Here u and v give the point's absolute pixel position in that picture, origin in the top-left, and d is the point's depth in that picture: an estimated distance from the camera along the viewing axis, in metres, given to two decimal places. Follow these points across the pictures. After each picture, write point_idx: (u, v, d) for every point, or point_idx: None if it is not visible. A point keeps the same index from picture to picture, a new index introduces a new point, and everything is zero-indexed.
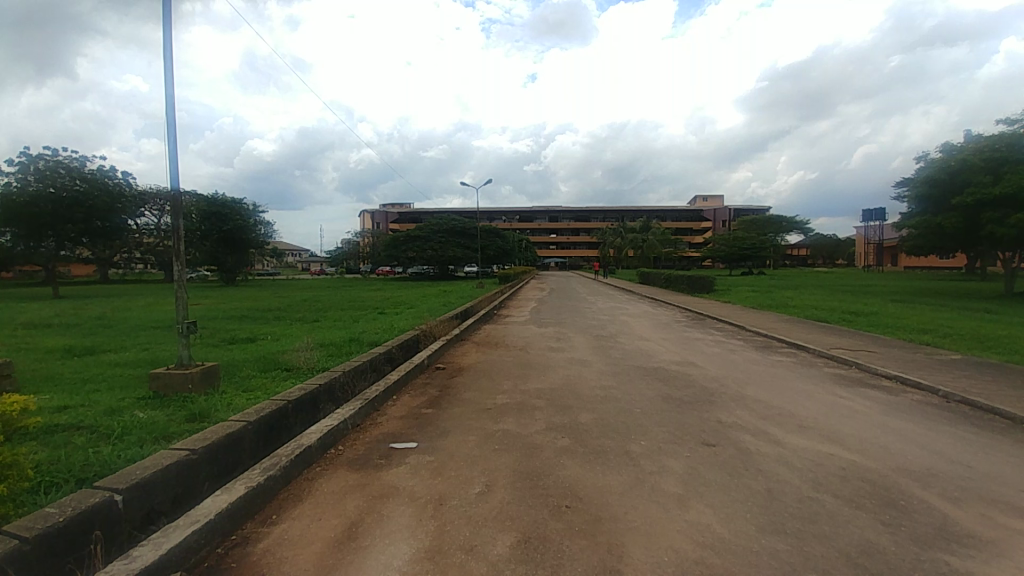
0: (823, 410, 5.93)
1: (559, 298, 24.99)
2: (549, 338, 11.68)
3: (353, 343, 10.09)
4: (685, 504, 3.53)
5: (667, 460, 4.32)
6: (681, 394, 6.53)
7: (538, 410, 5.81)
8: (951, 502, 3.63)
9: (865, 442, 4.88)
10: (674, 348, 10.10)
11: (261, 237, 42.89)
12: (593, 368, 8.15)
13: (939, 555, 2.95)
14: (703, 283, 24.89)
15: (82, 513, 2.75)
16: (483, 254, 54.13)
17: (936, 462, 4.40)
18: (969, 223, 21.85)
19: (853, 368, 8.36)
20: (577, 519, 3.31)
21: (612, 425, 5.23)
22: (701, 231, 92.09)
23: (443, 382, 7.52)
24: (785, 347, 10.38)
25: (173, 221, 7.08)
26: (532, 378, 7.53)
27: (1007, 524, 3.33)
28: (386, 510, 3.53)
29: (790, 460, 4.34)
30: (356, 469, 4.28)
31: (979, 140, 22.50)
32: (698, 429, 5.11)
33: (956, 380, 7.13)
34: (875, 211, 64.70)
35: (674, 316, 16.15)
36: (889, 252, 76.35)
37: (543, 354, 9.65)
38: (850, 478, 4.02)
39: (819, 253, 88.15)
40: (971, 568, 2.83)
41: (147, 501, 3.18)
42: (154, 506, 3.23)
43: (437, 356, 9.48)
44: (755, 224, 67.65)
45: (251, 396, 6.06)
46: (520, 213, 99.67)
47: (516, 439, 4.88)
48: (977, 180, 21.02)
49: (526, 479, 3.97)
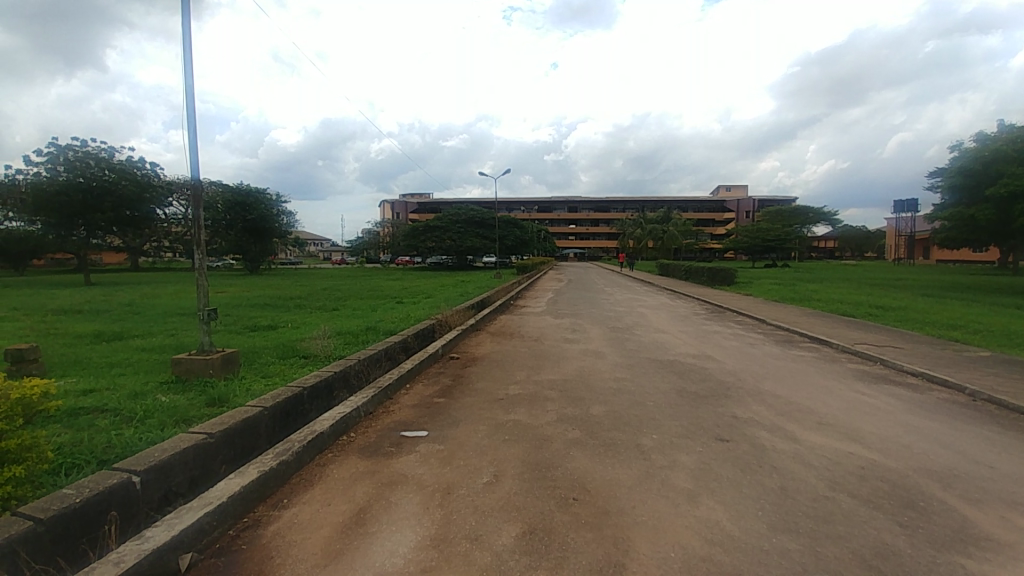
0: (844, 407, 5.76)
1: (576, 289, 24.73)
2: (564, 329, 11.63)
3: (369, 331, 10.22)
4: (694, 500, 3.47)
5: (678, 455, 4.25)
6: (696, 387, 6.42)
7: (549, 401, 5.79)
8: (974, 504, 3.49)
9: (886, 440, 4.73)
10: (691, 341, 9.94)
11: (283, 227, 43.64)
12: (608, 360, 8.10)
13: (962, 561, 2.82)
14: (723, 275, 24.42)
15: (102, 494, 2.84)
16: (501, 245, 54.11)
17: (959, 462, 4.24)
18: (1001, 215, 20.78)
19: (876, 363, 8.13)
20: (583, 512, 3.29)
21: (624, 418, 5.18)
22: (724, 222, 90.37)
23: (456, 372, 7.55)
24: (806, 342, 10.14)
25: (194, 210, 7.21)
26: (545, 369, 7.50)
27: None
28: (394, 497, 3.56)
29: (805, 458, 4.23)
30: (367, 456, 4.33)
31: (1018, 127, 21.38)
32: (712, 424, 5.03)
33: (988, 377, 6.84)
34: (906, 202, 62.47)
35: (693, 309, 15.89)
36: (921, 244, 73.72)
37: (557, 344, 9.61)
38: (868, 477, 3.90)
39: (846, 245, 85.64)
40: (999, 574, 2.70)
41: (164, 483, 3.27)
42: (171, 488, 3.33)
43: (452, 345, 9.54)
44: (779, 215, 65.93)
45: (269, 382, 6.19)
46: (539, 203, 98.99)
47: (526, 430, 4.87)
48: (1009, 170, 19.98)
49: (534, 470, 3.95)
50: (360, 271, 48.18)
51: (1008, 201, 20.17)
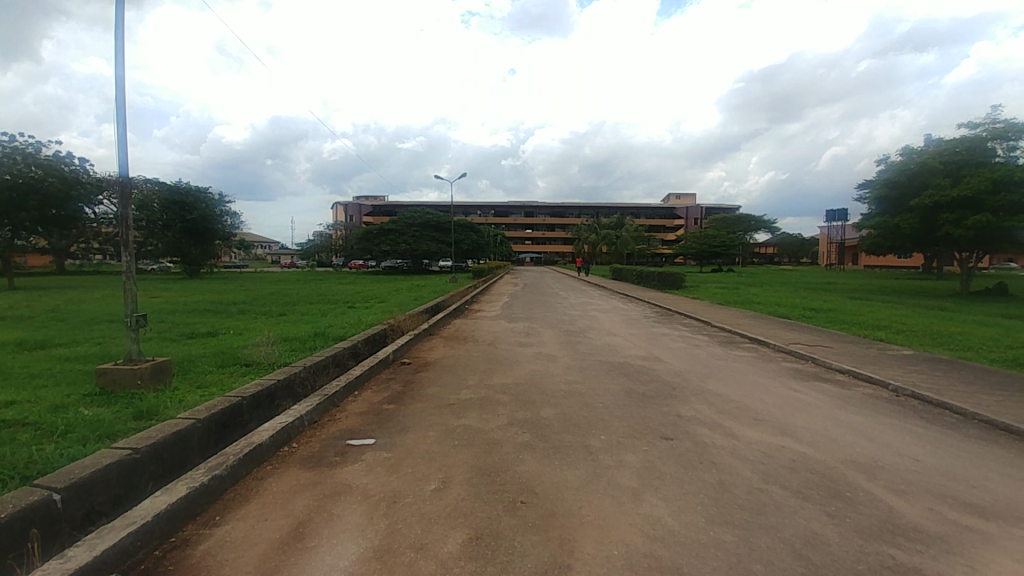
0: (779, 403, 6.09)
1: (531, 293, 24.92)
2: (518, 333, 11.66)
3: (317, 337, 9.87)
4: (639, 498, 3.56)
5: (625, 455, 4.34)
6: (643, 388, 6.61)
7: (500, 405, 5.79)
8: (896, 494, 3.76)
9: (815, 434, 5.04)
10: (640, 343, 10.23)
11: (227, 228, 41.52)
12: (560, 363, 8.19)
13: (885, 548, 3.02)
14: (672, 279, 25.34)
15: (18, 513, 2.61)
16: (458, 249, 53.81)
17: (881, 454, 4.58)
18: (926, 224, 22.76)
19: (808, 362, 8.67)
20: (530, 515, 3.30)
21: (573, 420, 5.25)
22: (673, 228, 93.95)
23: (407, 377, 7.41)
24: (747, 342, 10.67)
25: (123, 209, 6.69)
26: (497, 373, 7.48)
27: (948, 515, 3.47)
28: (337, 509, 3.44)
29: (742, 453, 4.44)
30: (309, 467, 4.16)
31: (938, 145, 23.56)
32: (657, 423, 5.18)
33: (906, 374, 7.44)
34: (836, 212, 67.19)
35: (643, 312, 16.35)
36: (850, 251, 79.43)
37: (511, 348, 9.63)
38: (799, 469, 4.14)
39: (784, 252, 91.03)
40: (916, 560, 2.91)
41: (88, 501, 3.03)
42: (95, 506, 3.08)
43: (404, 350, 9.35)
44: (725, 223, 69.11)
45: (204, 393, 5.82)
46: (496, 208, 99.22)
47: (476, 435, 4.84)
48: (937, 182, 21.95)
49: (483, 475, 3.93)
50: (310, 275, 46.50)
51: (933, 211, 22.10)
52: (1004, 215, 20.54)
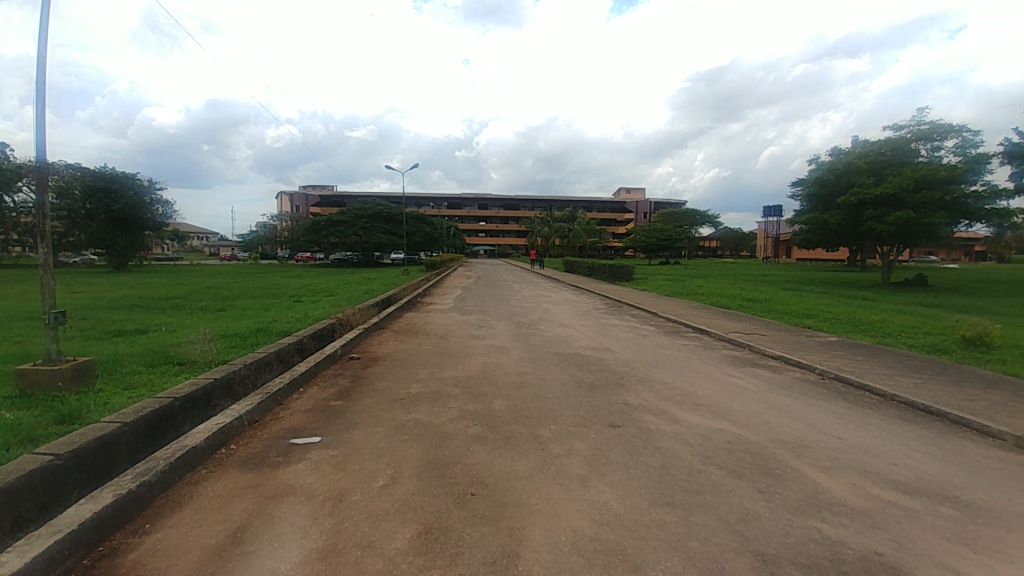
0: (719, 388, 6.43)
1: (485, 286, 24.90)
2: (470, 325, 11.63)
3: (259, 333, 9.42)
4: (586, 484, 3.65)
5: (574, 443, 4.44)
6: (593, 378, 6.78)
7: (452, 399, 5.75)
8: (821, 471, 4.06)
9: (750, 417, 5.36)
10: (590, 334, 10.46)
11: (160, 218, 38.70)
12: (512, 355, 8.25)
13: (811, 521, 3.27)
14: (622, 271, 26.06)
15: None
16: (410, 241, 52.85)
17: (809, 434, 4.92)
18: (852, 219, 24.57)
19: (745, 349, 9.19)
20: (481, 506, 3.31)
21: (524, 411, 5.30)
22: (623, 222, 96.52)
23: (356, 372, 7.23)
24: (690, 332, 11.16)
25: (40, 197, 6.08)
26: (449, 366, 7.43)
27: (867, 490, 3.77)
28: (278, 511, 3.30)
29: (684, 437, 4.65)
30: (249, 469, 3.97)
31: (862, 146, 25.46)
32: (605, 411, 5.33)
33: (831, 359, 8.05)
34: (772, 208, 71.28)
35: (593, 304, 16.73)
36: (784, 245, 84.58)
37: (463, 341, 9.60)
38: (734, 450, 4.39)
39: (725, 245, 95.71)
40: (837, 531, 3.17)
41: (5, 510, 2.79)
42: (15, 515, 2.84)
43: (353, 345, 9.11)
44: (672, 217, 71.67)
45: (134, 394, 5.42)
46: (449, 200, 98.10)
47: (426, 429, 4.79)
48: (861, 181, 23.72)
49: (433, 469, 3.90)
50: (253, 268, 44.35)
51: (857, 207, 23.89)
52: (920, 211, 22.42)
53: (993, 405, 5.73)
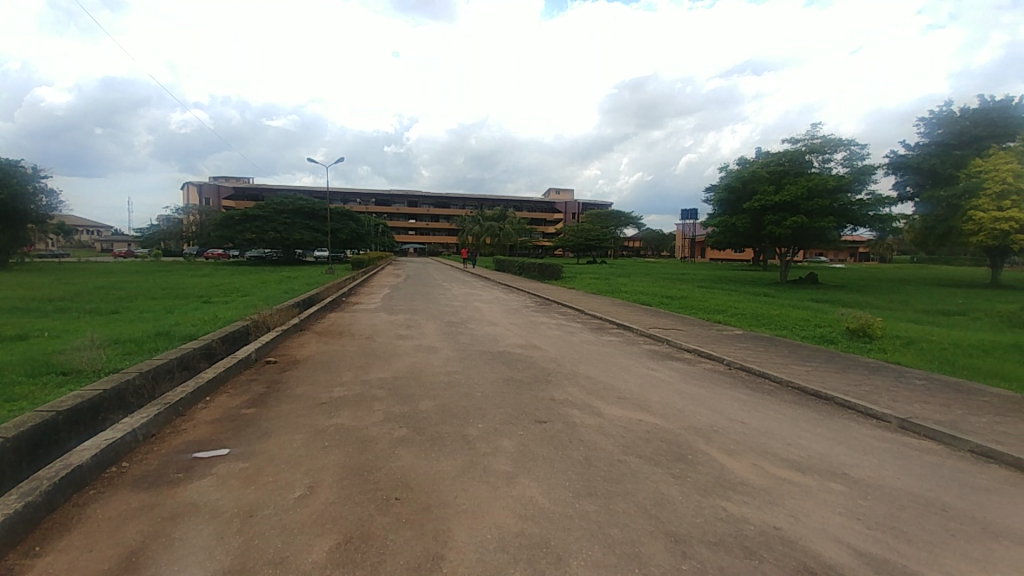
0: (638, 381, 6.77)
1: (414, 285, 24.28)
2: (398, 325, 11.33)
3: (160, 337, 8.53)
4: (513, 481, 3.68)
5: (500, 440, 4.47)
6: (521, 375, 6.88)
7: (376, 401, 5.57)
8: (728, 454, 4.41)
9: (667, 406, 5.70)
10: (519, 332, 10.57)
11: (45, 211, 33.75)
12: (440, 354, 8.15)
13: (718, 501, 3.53)
14: (551, 270, 26.66)
15: None
16: (335, 238, 50.51)
17: (718, 420, 5.32)
18: (755, 223, 26.94)
19: (663, 343, 9.76)
20: (404, 511, 3.23)
21: (451, 411, 5.26)
22: (553, 222, 98.82)
23: (273, 377, 6.78)
24: (614, 328, 11.67)
25: None
26: (374, 368, 7.17)
27: (768, 470, 4.14)
28: (178, 532, 3.00)
29: (606, 429, 4.84)
30: (144, 487, 3.59)
31: (764, 157, 28.00)
32: (532, 407, 5.42)
33: (737, 351, 8.77)
34: (689, 211, 76.39)
35: (523, 302, 16.98)
36: (699, 246, 90.98)
37: (390, 341, 9.33)
38: (652, 438, 4.65)
39: (648, 245, 101.18)
40: (741, 509, 3.45)
41: None
42: None
43: (270, 348, 8.53)
44: (599, 217, 74.34)
45: (5, 409, 4.68)
46: (377, 196, 94.94)
47: (348, 433, 4.59)
48: (764, 188, 26.11)
49: (354, 475, 3.74)
50: (155, 265, 40.14)
51: (760, 212, 26.28)
52: (813, 216, 25.01)
53: (869, 389, 6.55)
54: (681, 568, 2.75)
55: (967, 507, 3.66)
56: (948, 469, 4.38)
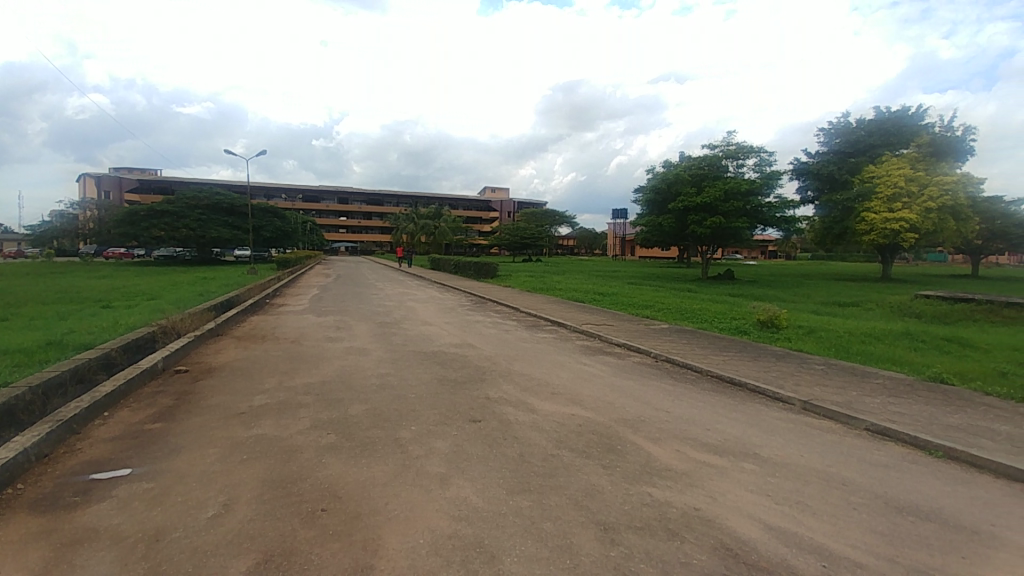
0: (570, 376, 6.96)
1: (344, 285, 23.28)
2: (327, 327, 10.84)
3: (49, 348, 7.58)
4: (446, 482, 3.64)
5: (434, 442, 4.40)
6: (456, 374, 6.83)
7: (302, 407, 5.30)
8: (654, 442, 4.64)
9: (598, 400, 5.90)
10: (454, 331, 10.48)
11: None
12: (372, 356, 7.91)
13: (644, 488, 3.70)
14: (487, 269, 26.72)
15: None
16: (258, 236, 47.43)
17: (645, 410, 5.58)
18: (679, 223, 28.59)
19: (594, 338, 10.10)
20: (332, 521, 3.09)
21: (383, 414, 5.11)
22: (489, 221, 99.12)
23: (186, 387, 6.25)
24: (548, 325, 11.91)
25: None
26: (301, 373, 6.80)
27: (689, 455, 4.40)
28: (77, 560, 2.71)
29: (540, 424, 4.93)
30: (28, 515, 3.16)
31: (687, 160, 29.81)
32: (466, 407, 5.40)
33: (663, 344, 9.26)
34: (619, 211, 79.71)
35: (458, 301, 16.88)
36: (629, 245, 95.15)
37: (318, 345, 8.90)
38: (584, 431, 4.79)
39: (581, 244, 104.38)
40: (665, 493, 3.64)
41: None
42: None
43: (182, 356, 7.83)
44: (534, 217, 75.36)
45: None
46: (304, 192, 90.24)
47: (270, 444, 4.32)
48: (686, 190, 27.81)
49: (277, 488, 3.53)
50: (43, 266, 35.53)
51: (683, 212, 27.95)
52: (730, 217, 26.96)
53: (777, 375, 7.18)
54: (610, 555, 2.85)
55: (857, 479, 4.11)
56: (841, 445, 4.90)
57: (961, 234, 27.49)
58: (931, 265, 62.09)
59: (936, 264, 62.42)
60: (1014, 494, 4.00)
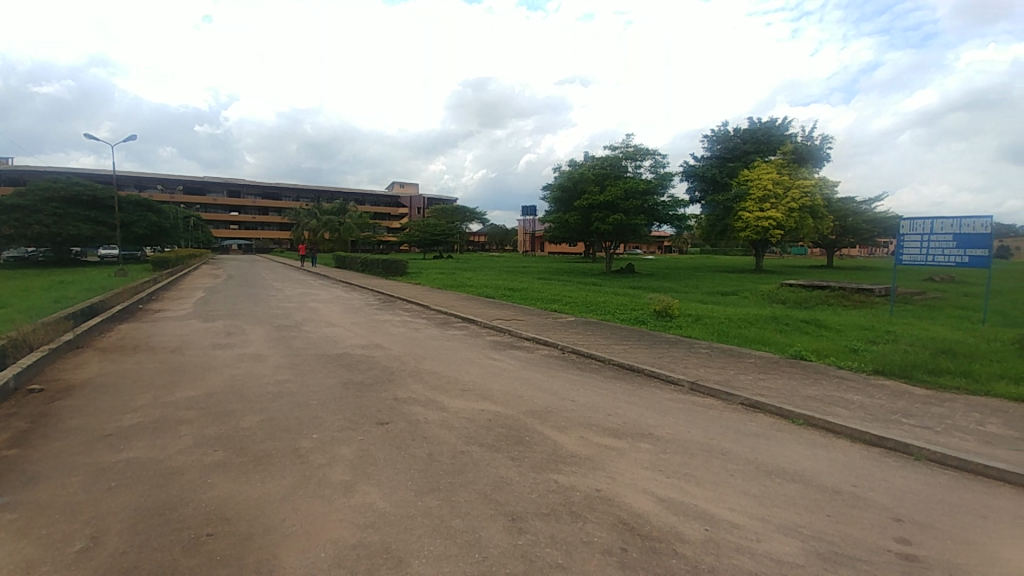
0: (481, 372, 7.01)
1: (235, 286, 21.25)
2: (215, 333, 9.85)
3: None
4: (351, 490, 3.50)
5: (338, 449, 4.21)
6: (362, 377, 6.55)
7: (186, 424, 4.77)
8: (560, 431, 4.84)
9: (507, 394, 6.01)
10: (361, 332, 10.05)
11: None
12: (269, 362, 7.33)
13: (550, 475, 3.86)
14: (396, 266, 25.94)
15: None
16: (128, 233, 41.61)
17: (553, 401, 5.79)
18: (584, 220, 29.99)
19: (505, 333, 10.26)
20: (221, 545, 2.85)
21: (281, 423, 4.78)
22: (398, 217, 96.26)
23: (36, 408, 5.34)
24: (459, 322, 11.87)
25: None
26: (183, 386, 6.11)
27: (593, 440, 4.66)
28: None
29: (449, 422, 4.92)
30: None
31: (590, 160, 31.35)
32: (373, 410, 5.21)
33: (569, 336, 9.68)
34: (529, 208, 81.60)
35: (366, 300, 16.21)
36: (539, 241, 97.75)
37: (204, 353, 8.05)
38: (493, 426, 4.86)
39: (493, 240, 105.33)
40: (569, 478, 3.82)
41: None
42: None
43: (31, 373, 6.66)
44: (445, 213, 74.55)
45: None
46: (185, 184, 80.82)
47: (145, 467, 3.85)
48: (590, 189, 29.26)
49: (155, 514, 3.16)
50: None
51: (588, 210, 29.37)
52: (630, 215, 28.81)
53: (669, 360, 7.83)
54: (518, 544, 2.93)
55: (734, 449, 4.63)
56: (722, 420, 5.48)
57: (816, 231, 31.93)
58: (794, 258, 71.39)
59: (797, 256, 72.02)
60: (853, 452, 4.76)
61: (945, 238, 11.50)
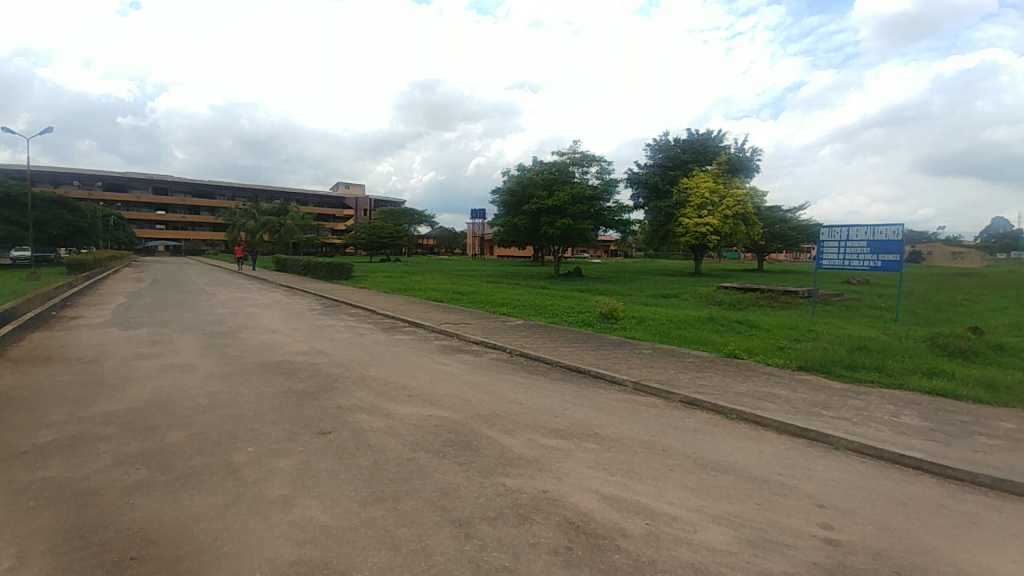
0: (428, 377, 6.91)
1: (161, 291, 19.73)
2: (138, 341, 9.10)
3: None
4: (290, 504, 3.34)
5: (276, 461, 4.01)
6: (302, 385, 6.28)
7: (103, 441, 4.38)
8: (508, 434, 4.86)
9: (455, 399, 5.95)
10: (302, 338, 9.63)
11: None
12: (200, 372, 6.87)
13: (498, 479, 3.86)
14: (341, 270, 25.08)
15: None
16: (37, 233, 37.63)
17: (501, 405, 5.81)
18: (532, 224, 30.36)
19: (454, 338, 10.18)
20: (144, 571, 2.64)
21: (213, 437, 4.49)
22: (343, 218, 93.27)
23: None
24: (407, 326, 11.66)
25: None
26: (101, 399, 5.59)
27: (540, 442, 4.71)
28: None
29: (395, 429, 4.81)
30: None
31: (538, 165, 31.81)
32: (315, 419, 5.01)
33: (518, 339, 9.75)
34: (478, 212, 81.60)
35: (307, 305, 15.56)
36: (489, 245, 97.94)
37: (124, 364, 7.40)
38: (440, 431, 4.80)
39: (442, 244, 104.33)
40: (516, 481, 3.85)
41: None
42: None
43: None
44: (392, 215, 73.04)
45: None
46: (104, 179, 74.25)
47: (53, 489, 3.49)
48: (539, 193, 29.67)
49: (67, 540, 2.88)
50: None
51: (536, 214, 29.76)
52: (578, 219, 29.47)
53: (614, 361, 8.08)
54: (465, 549, 2.92)
55: (673, 445, 4.84)
56: (663, 418, 5.71)
57: (748, 237, 34.05)
58: (727, 262, 75.88)
59: (730, 261, 76.63)
60: (780, 444, 5.10)
61: (859, 244, 12.62)
